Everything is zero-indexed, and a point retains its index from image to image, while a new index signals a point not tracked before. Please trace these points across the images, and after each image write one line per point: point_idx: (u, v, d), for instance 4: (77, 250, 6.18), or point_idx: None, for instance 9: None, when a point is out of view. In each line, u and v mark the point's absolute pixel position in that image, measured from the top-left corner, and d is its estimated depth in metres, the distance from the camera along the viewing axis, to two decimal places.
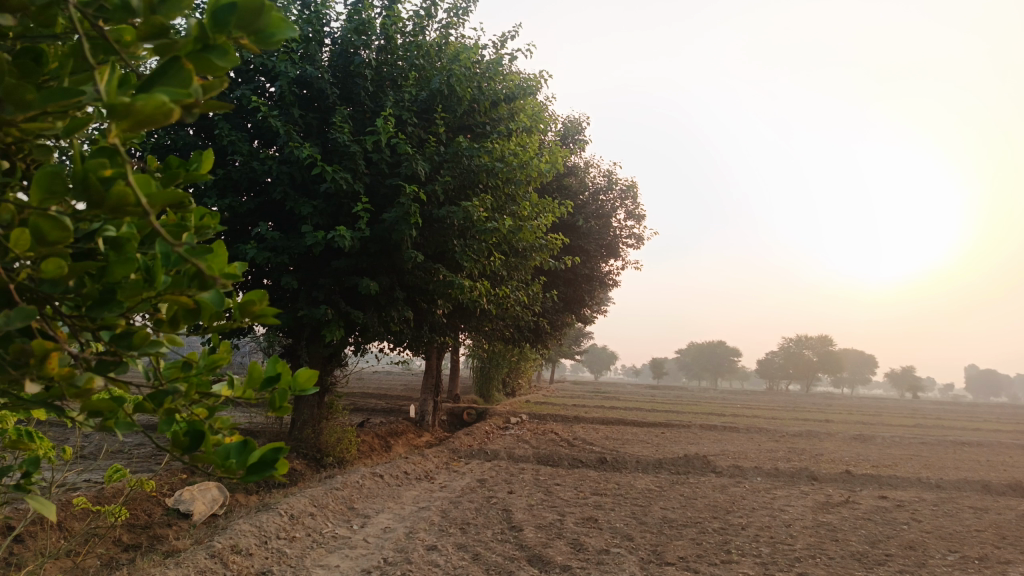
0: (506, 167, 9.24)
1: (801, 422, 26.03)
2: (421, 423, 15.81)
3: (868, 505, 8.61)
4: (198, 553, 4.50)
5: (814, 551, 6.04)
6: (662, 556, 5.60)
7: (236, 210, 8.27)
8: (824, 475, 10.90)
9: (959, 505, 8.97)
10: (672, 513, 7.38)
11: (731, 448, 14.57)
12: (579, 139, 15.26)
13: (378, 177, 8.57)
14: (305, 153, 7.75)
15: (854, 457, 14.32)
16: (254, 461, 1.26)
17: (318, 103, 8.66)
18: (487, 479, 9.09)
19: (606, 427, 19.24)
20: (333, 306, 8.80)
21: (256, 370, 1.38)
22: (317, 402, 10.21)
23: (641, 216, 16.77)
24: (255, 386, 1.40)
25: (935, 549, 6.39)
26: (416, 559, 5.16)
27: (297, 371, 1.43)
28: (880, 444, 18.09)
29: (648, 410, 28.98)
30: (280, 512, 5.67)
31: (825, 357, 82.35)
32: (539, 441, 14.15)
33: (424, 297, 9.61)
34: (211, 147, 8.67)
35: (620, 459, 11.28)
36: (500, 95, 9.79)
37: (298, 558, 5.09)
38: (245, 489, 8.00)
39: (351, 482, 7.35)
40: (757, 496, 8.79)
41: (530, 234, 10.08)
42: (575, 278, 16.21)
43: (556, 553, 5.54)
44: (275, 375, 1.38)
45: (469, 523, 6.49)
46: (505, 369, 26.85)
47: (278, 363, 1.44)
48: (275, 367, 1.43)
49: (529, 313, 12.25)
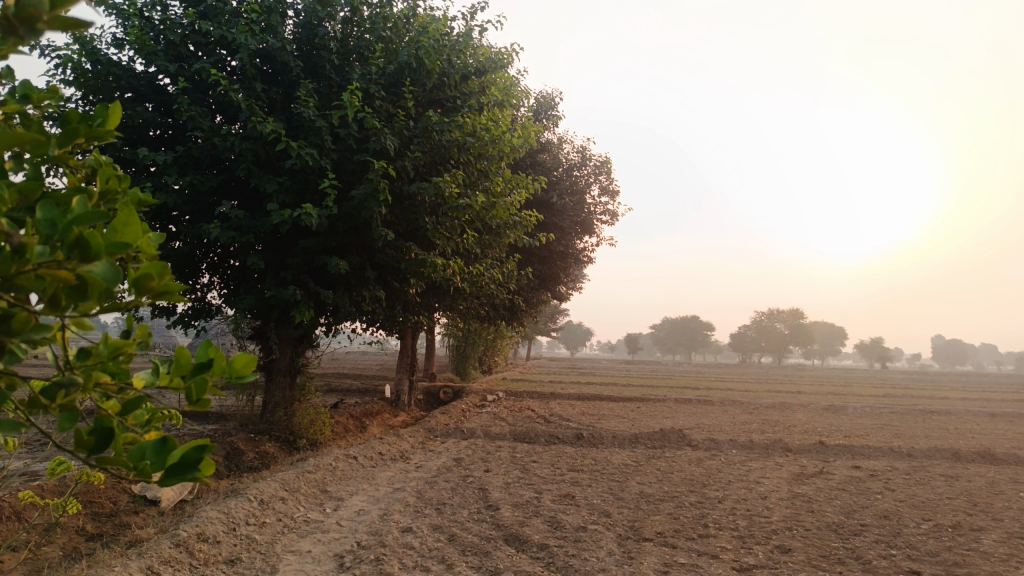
0: (477, 141, 9.04)
1: (775, 395, 26.32)
2: (397, 403, 15.69)
3: (842, 476, 8.69)
4: (162, 543, 4.33)
5: (790, 523, 6.04)
6: (639, 531, 5.56)
7: (198, 188, 8.01)
8: (798, 446, 10.99)
9: (931, 473, 9.09)
10: (649, 488, 7.36)
11: (707, 422, 14.64)
12: (552, 114, 15.03)
13: (345, 153, 8.34)
14: (269, 128, 7.50)
15: (828, 428, 14.48)
16: (175, 459, 1.25)
17: (282, 77, 8.39)
18: (463, 458, 9.01)
19: (583, 403, 19.25)
20: (302, 286, 8.60)
21: (184, 358, 1.26)
22: (288, 384, 10.03)
23: (615, 191, 16.65)
24: (183, 373, 1.30)
25: (909, 517, 6.44)
26: (390, 542, 5.05)
27: (230, 356, 1.33)
28: (853, 415, 18.34)
29: (624, 386, 29.14)
30: (250, 497, 5.51)
31: (797, 329, 83.52)
32: (515, 419, 14.09)
33: (396, 276, 9.43)
34: (171, 124, 8.37)
35: (597, 435, 11.27)
36: (471, 68, 9.55)
37: (268, 544, 4.94)
38: (215, 474, 7.82)
39: (324, 465, 7.21)
40: (733, 469, 8.81)
41: (504, 210, 9.91)
42: (549, 255, 16.07)
43: (533, 532, 5.47)
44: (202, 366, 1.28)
45: (444, 503, 6.39)
46: (481, 347, 26.73)
47: (211, 346, 1.33)
48: (207, 352, 1.32)
49: (504, 291, 12.11)
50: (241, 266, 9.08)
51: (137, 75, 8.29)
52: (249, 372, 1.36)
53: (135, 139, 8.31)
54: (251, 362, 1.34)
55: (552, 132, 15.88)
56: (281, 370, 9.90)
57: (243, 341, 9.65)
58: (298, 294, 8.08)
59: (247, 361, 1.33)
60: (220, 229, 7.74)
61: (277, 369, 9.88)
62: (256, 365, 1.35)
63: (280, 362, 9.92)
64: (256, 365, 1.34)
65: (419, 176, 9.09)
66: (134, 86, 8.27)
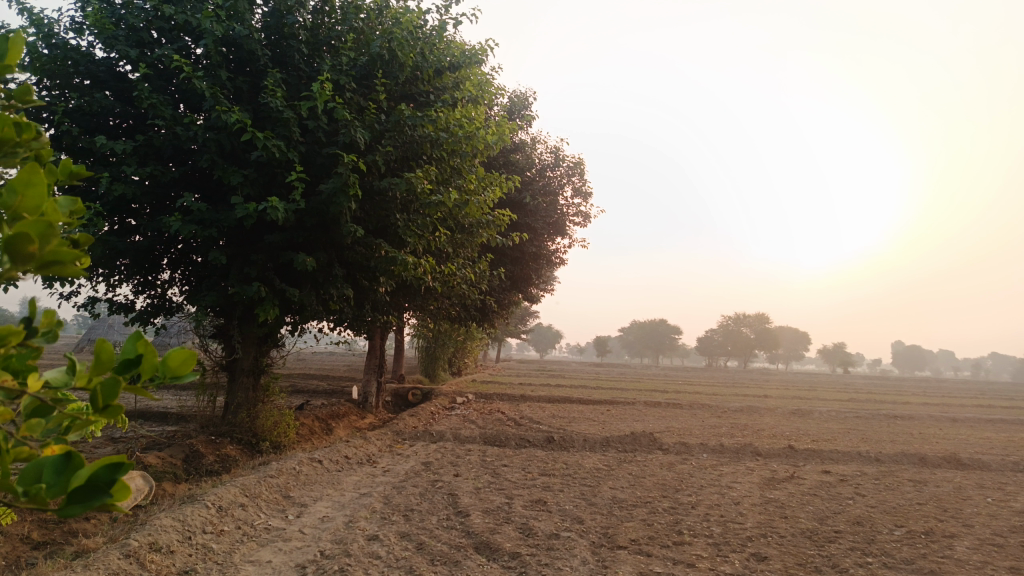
0: (451, 137, 8.85)
1: (743, 399, 26.47)
2: (365, 404, 15.41)
3: (813, 481, 8.67)
4: (111, 553, 4.06)
5: (765, 530, 5.96)
6: (613, 539, 5.42)
7: (159, 179, 7.71)
8: (769, 450, 10.98)
9: (900, 478, 9.12)
10: (621, 493, 7.24)
11: (677, 425, 14.61)
12: (526, 114, 14.88)
13: (314, 146, 8.09)
14: (234, 118, 7.23)
15: (796, 433, 14.54)
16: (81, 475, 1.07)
17: (249, 67, 8.11)
18: (432, 462, 8.80)
19: (553, 405, 19.12)
20: (267, 283, 8.33)
21: (105, 355, 1.08)
22: (252, 385, 9.72)
23: (588, 193, 16.55)
24: (103, 370, 1.10)
25: (882, 524, 6.41)
26: (355, 551, 4.83)
27: (164, 352, 1.14)
28: (819, 419, 18.49)
29: (594, 388, 29.11)
30: (208, 503, 5.25)
31: (763, 334, 84.60)
32: (485, 422, 13.90)
33: (365, 274, 9.20)
34: (131, 112, 8.05)
35: (568, 439, 11.13)
36: (444, 63, 9.36)
37: (225, 553, 4.69)
38: (173, 478, 7.51)
39: (288, 469, 6.95)
40: (705, 473, 8.74)
41: (477, 209, 9.73)
42: (521, 256, 15.91)
43: (504, 540, 5.29)
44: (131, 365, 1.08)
45: (412, 509, 6.19)
46: (450, 349, 26.47)
47: (141, 341, 1.15)
48: (136, 347, 1.13)
49: (476, 292, 11.92)
50: (203, 262, 8.77)
51: (96, 60, 7.97)
52: (187, 372, 1.18)
53: (93, 127, 7.97)
54: (190, 359, 1.16)
55: (525, 132, 15.72)
56: (244, 370, 9.60)
57: (204, 340, 9.33)
58: (262, 291, 7.82)
59: (184, 357, 1.15)
60: (181, 222, 7.45)
61: (240, 369, 9.57)
62: (196, 363, 1.17)
63: (243, 362, 9.62)
64: (194, 362, 1.16)
65: (390, 171, 8.88)
66: (93, 72, 7.94)
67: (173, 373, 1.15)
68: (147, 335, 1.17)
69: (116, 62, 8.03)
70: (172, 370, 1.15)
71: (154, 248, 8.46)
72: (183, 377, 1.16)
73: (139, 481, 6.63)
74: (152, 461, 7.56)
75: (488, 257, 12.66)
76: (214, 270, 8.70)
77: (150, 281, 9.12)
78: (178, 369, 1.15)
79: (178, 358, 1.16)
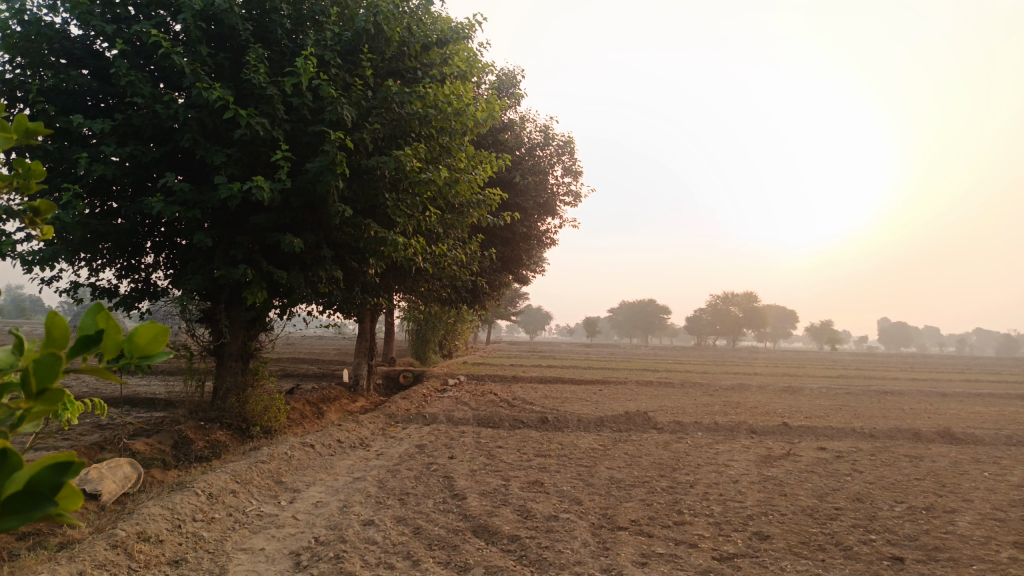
0: (440, 115, 8.65)
1: (734, 377, 26.54)
2: (356, 388, 15.27)
3: (809, 457, 8.64)
4: (96, 545, 3.90)
5: (766, 508, 5.90)
6: (613, 520, 5.32)
7: (140, 160, 7.48)
8: (763, 428, 10.95)
9: (895, 454, 9.11)
10: (618, 473, 7.16)
11: (670, 404, 14.59)
12: (515, 91, 14.63)
13: (299, 124, 7.87)
14: (215, 95, 6.99)
15: (789, 409, 14.54)
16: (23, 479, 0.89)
17: (231, 43, 7.86)
18: (426, 445, 8.68)
19: (545, 386, 19.06)
20: (253, 265, 8.13)
21: (55, 326, 0.91)
22: (240, 369, 9.55)
23: (578, 172, 16.37)
24: (52, 349, 0.92)
25: (882, 500, 6.38)
26: (351, 537, 4.71)
27: (127, 328, 0.96)
28: (811, 396, 18.54)
29: (585, 369, 29.14)
30: (197, 491, 5.10)
31: (752, 312, 84.99)
32: (478, 403, 13.81)
33: (355, 255, 9.01)
34: (109, 92, 7.80)
35: (562, 419, 11.06)
36: (431, 38, 9.13)
37: (217, 542, 4.55)
38: (162, 464, 7.37)
39: (279, 454, 6.81)
40: (701, 452, 8.68)
41: (468, 188, 9.54)
42: (512, 236, 15.75)
43: (503, 522, 5.19)
44: (85, 343, 0.91)
45: (408, 493, 6.07)
46: (441, 331, 26.33)
47: (102, 314, 0.97)
48: (97, 321, 0.96)
49: (467, 273, 11.76)
50: (187, 245, 8.56)
51: (70, 37, 7.73)
52: (158, 351, 1.00)
53: (68, 106, 7.75)
54: (161, 336, 0.98)
55: (514, 111, 15.49)
56: (232, 355, 9.42)
57: (191, 325, 9.13)
58: (249, 274, 7.62)
59: (154, 333, 0.97)
60: (163, 204, 7.22)
61: (228, 353, 9.40)
62: (169, 341, 1.00)
63: (231, 346, 9.44)
64: (166, 340, 0.99)
65: (378, 150, 8.67)
66: (67, 49, 7.70)
67: (141, 352, 0.98)
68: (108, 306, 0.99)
69: (90, 40, 7.80)
70: (140, 349, 0.97)
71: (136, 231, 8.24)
72: (153, 358, 0.99)
73: (128, 467, 6.56)
74: (140, 448, 7.41)
75: (478, 238, 12.50)
76: (199, 253, 8.49)
77: (133, 265, 8.90)
78: (147, 348, 0.97)
79: (148, 335, 0.98)
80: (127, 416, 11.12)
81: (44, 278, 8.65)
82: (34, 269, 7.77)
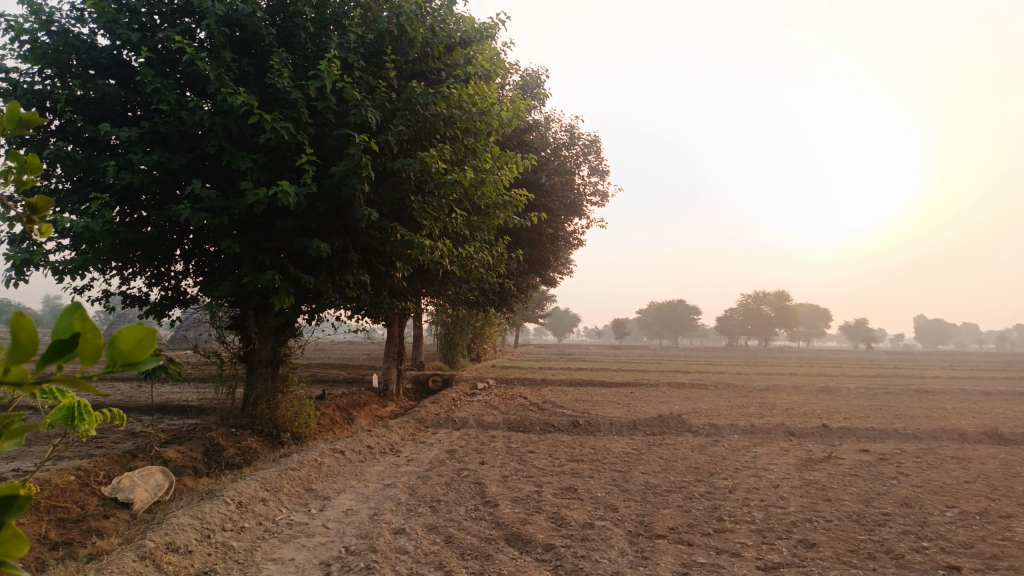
0: (464, 115, 8.55)
1: (768, 377, 26.02)
2: (386, 393, 15.24)
3: (851, 460, 8.35)
4: (125, 556, 3.85)
5: (810, 514, 5.67)
6: (651, 527, 5.15)
7: (167, 167, 7.51)
8: (801, 430, 10.66)
9: (941, 455, 8.78)
10: (653, 478, 6.98)
11: (704, 406, 14.31)
12: (540, 92, 14.49)
13: (324, 128, 7.83)
14: (240, 100, 6.98)
15: (828, 411, 14.17)
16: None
17: (255, 48, 7.86)
18: (457, 450, 8.57)
19: (575, 389, 18.87)
20: (281, 270, 8.11)
21: (21, 332, 0.82)
22: (270, 375, 9.53)
23: (605, 172, 16.17)
24: (18, 356, 0.84)
25: (931, 505, 6.10)
26: (382, 546, 4.60)
27: (104, 335, 0.87)
28: (849, 396, 18.07)
29: (615, 371, 28.85)
30: (227, 499, 5.05)
31: (784, 312, 83.70)
32: (508, 407, 13.68)
33: (382, 259, 8.95)
34: (136, 100, 7.85)
35: (594, 423, 10.87)
36: (454, 38, 9.04)
37: (247, 552, 4.48)
38: (194, 471, 7.36)
39: (310, 461, 6.76)
40: (738, 455, 8.45)
41: (494, 188, 9.43)
42: (539, 238, 15.61)
43: (537, 530, 5.04)
44: (51, 354, 0.83)
45: (439, 500, 5.96)
46: (469, 335, 26.27)
47: (80, 316, 0.88)
48: (73, 325, 0.87)
49: (494, 275, 11.64)
50: (216, 252, 8.58)
51: (97, 47, 7.79)
52: (145, 360, 0.90)
53: (96, 115, 7.84)
54: (148, 340, 0.89)
55: (538, 112, 15.36)
56: (262, 361, 9.41)
57: (221, 331, 9.16)
58: (277, 279, 7.59)
59: (140, 337, 0.88)
60: (191, 210, 7.23)
61: (258, 359, 9.39)
62: (158, 346, 0.91)
63: (261, 352, 9.43)
64: (154, 346, 0.89)
65: (403, 152, 8.61)
66: (93, 59, 7.76)
67: (125, 359, 0.88)
68: (88, 308, 0.90)
69: (117, 50, 7.86)
70: (125, 356, 0.87)
71: (166, 238, 8.27)
72: (141, 365, 0.89)
73: (159, 475, 6.56)
74: (173, 455, 7.41)
75: (505, 240, 12.38)
76: (227, 259, 8.50)
77: (163, 273, 8.95)
78: (131, 356, 0.88)
79: (133, 341, 0.89)
80: (161, 423, 11.21)
81: (76, 286, 8.74)
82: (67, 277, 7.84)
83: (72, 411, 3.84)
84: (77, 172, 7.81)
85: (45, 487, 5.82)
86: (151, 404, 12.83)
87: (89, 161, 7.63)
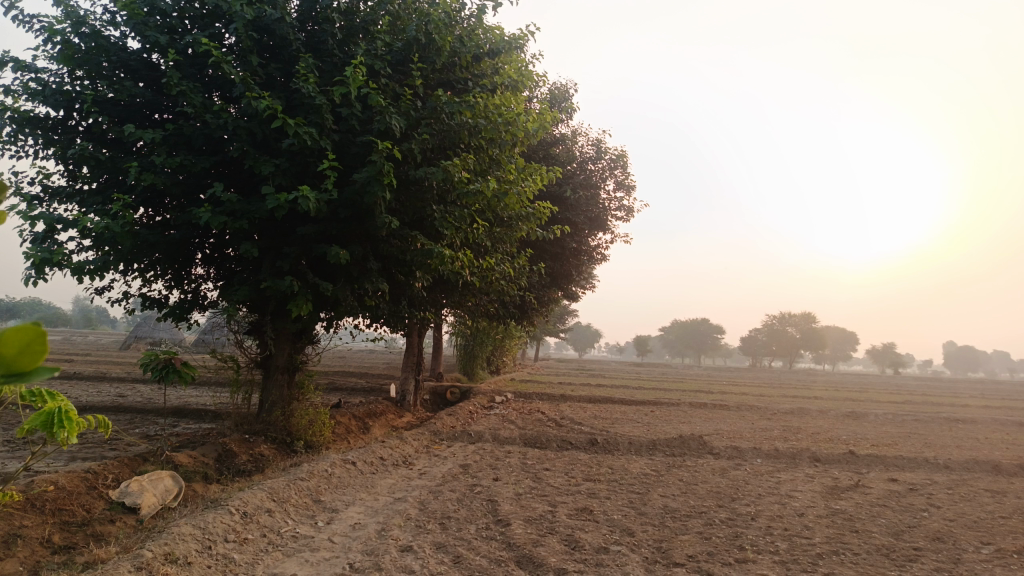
0: (490, 124, 8.44)
1: (793, 400, 25.49)
2: (402, 403, 15.13)
3: (880, 490, 8.02)
4: (121, 566, 3.73)
5: (837, 547, 5.40)
6: (668, 555, 4.93)
7: (190, 170, 7.48)
8: (827, 456, 10.32)
9: (975, 488, 8.42)
10: (673, 501, 6.73)
11: (726, 428, 13.97)
12: (567, 105, 14.38)
13: (347, 134, 7.75)
14: (264, 104, 6.92)
15: (854, 437, 13.76)
16: None
17: (282, 53, 7.83)
18: (471, 464, 8.40)
19: (594, 406, 18.59)
20: (300, 277, 8.03)
21: None
22: (286, 382, 9.52)
23: (630, 186, 15.98)
24: None
25: (966, 541, 5.80)
26: (387, 565, 4.44)
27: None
28: (876, 422, 17.59)
29: (635, 389, 28.49)
30: (231, 509, 4.94)
31: (809, 333, 82.46)
32: (525, 422, 13.47)
33: (402, 268, 8.84)
34: (162, 103, 7.86)
35: (612, 441, 10.63)
36: (483, 47, 8.95)
37: (248, 565, 4.34)
38: (204, 477, 7.27)
39: (320, 471, 6.62)
40: (762, 481, 8.16)
41: (517, 200, 9.29)
42: (562, 252, 15.44)
43: (549, 553, 4.84)
44: None
45: (449, 517, 5.78)
46: (489, 347, 26.12)
47: None
48: None
49: (516, 288, 11.50)
50: (236, 256, 8.53)
51: (128, 50, 7.80)
52: (36, 364, 1.05)
53: (122, 116, 7.86)
54: (36, 344, 1.03)
55: (565, 125, 15.25)
56: (279, 367, 9.39)
57: (239, 336, 9.10)
58: (295, 285, 7.50)
59: (27, 344, 1.02)
60: (211, 214, 7.18)
61: (275, 366, 9.36)
62: (46, 351, 1.04)
63: (278, 359, 9.41)
64: (44, 351, 1.03)
65: (427, 160, 8.51)
66: (123, 61, 7.76)
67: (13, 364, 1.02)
68: None
69: (147, 53, 7.85)
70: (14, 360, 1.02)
71: (187, 241, 8.25)
72: (27, 368, 1.03)
73: (168, 480, 6.48)
74: (184, 460, 7.33)
75: (527, 253, 12.23)
76: (247, 264, 8.45)
77: (184, 276, 8.94)
78: (23, 362, 1.03)
79: (21, 345, 1.02)
80: (176, 426, 11.18)
81: (97, 287, 8.74)
82: (87, 277, 7.83)
83: (53, 417, 3.88)
84: (101, 173, 7.83)
85: (53, 488, 5.74)
86: (168, 407, 12.83)
87: (113, 162, 7.63)
